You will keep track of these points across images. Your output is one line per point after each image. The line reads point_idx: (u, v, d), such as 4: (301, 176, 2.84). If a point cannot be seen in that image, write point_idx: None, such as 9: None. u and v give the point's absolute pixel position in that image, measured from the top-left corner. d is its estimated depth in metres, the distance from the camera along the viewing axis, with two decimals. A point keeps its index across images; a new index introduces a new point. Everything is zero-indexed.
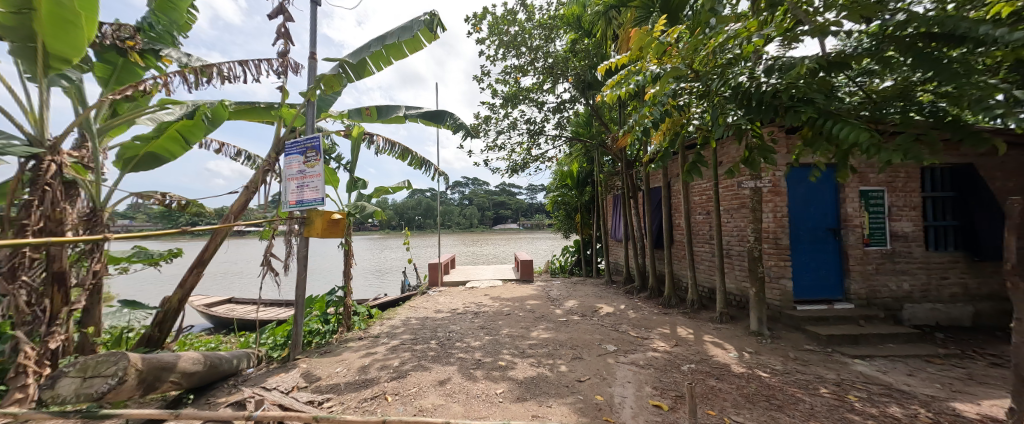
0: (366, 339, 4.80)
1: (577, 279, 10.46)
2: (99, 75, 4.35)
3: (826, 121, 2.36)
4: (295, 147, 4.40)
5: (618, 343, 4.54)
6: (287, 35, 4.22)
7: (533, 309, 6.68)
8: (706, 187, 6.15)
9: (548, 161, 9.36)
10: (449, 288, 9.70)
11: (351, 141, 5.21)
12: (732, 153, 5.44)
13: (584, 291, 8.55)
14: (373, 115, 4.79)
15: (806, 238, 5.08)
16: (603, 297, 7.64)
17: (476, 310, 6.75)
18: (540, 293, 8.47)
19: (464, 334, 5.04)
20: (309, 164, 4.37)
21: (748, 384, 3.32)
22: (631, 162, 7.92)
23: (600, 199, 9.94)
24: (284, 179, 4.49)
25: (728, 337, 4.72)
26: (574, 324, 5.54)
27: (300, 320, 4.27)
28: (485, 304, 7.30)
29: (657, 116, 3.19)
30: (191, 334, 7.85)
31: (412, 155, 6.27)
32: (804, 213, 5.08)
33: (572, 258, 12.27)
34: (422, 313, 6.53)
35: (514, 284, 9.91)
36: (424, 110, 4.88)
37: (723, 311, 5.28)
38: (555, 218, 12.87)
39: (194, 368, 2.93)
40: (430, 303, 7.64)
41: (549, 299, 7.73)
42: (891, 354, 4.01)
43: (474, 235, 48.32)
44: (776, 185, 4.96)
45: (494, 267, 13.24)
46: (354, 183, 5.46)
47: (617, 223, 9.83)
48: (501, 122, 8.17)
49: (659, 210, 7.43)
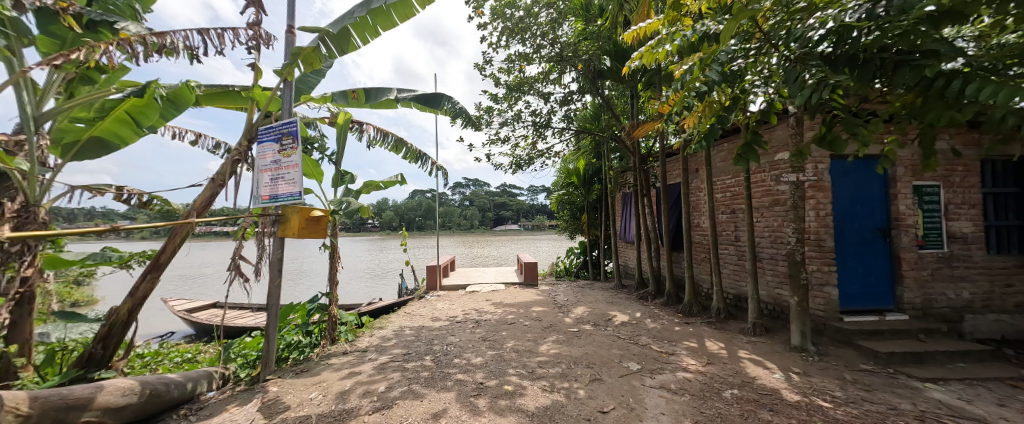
0: (352, 354, 4.19)
1: (585, 283, 9.86)
2: (43, 50, 3.71)
3: (951, 81, 1.75)
4: (269, 133, 3.81)
5: (642, 361, 3.93)
6: (258, 3, 3.64)
7: (539, 317, 6.06)
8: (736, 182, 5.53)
9: (554, 156, 8.78)
10: (448, 292, 9.09)
11: (336, 130, 4.60)
12: (776, 139, 4.92)
13: (594, 296, 7.93)
14: (360, 99, 4.19)
15: (852, 240, 4.47)
16: (615, 303, 7.03)
17: (477, 317, 6.15)
18: (546, 299, 7.85)
19: (464, 347, 4.44)
20: (285, 153, 3.78)
21: (811, 418, 2.70)
22: (645, 157, 7.35)
23: (610, 198, 9.36)
24: (256, 170, 3.89)
25: (767, 353, 4.10)
26: (587, 336, 4.94)
27: (272, 335, 3.66)
28: (487, 311, 6.70)
29: (706, 85, 2.59)
30: (167, 343, 7.23)
31: (407, 147, 5.68)
32: (849, 211, 4.48)
33: (578, 260, 11.65)
34: (418, 322, 5.93)
35: (518, 289, 9.30)
36: (418, 93, 4.29)
37: (757, 321, 4.67)
38: (560, 219, 12.27)
39: (124, 400, 2.34)
40: (427, 310, 7.04)
41: (556, 306, 7.11)
42: (969, 377, 3.39)
43: (474, 236, 47.73)
44: (821, 179, 4.34)
45: (495, 269, 12.65)
46: (342, 176, 4.89)
47: (627, 223, 9.23)
48: (505, 113, 7.57)
49: (676, 209, 6.87)
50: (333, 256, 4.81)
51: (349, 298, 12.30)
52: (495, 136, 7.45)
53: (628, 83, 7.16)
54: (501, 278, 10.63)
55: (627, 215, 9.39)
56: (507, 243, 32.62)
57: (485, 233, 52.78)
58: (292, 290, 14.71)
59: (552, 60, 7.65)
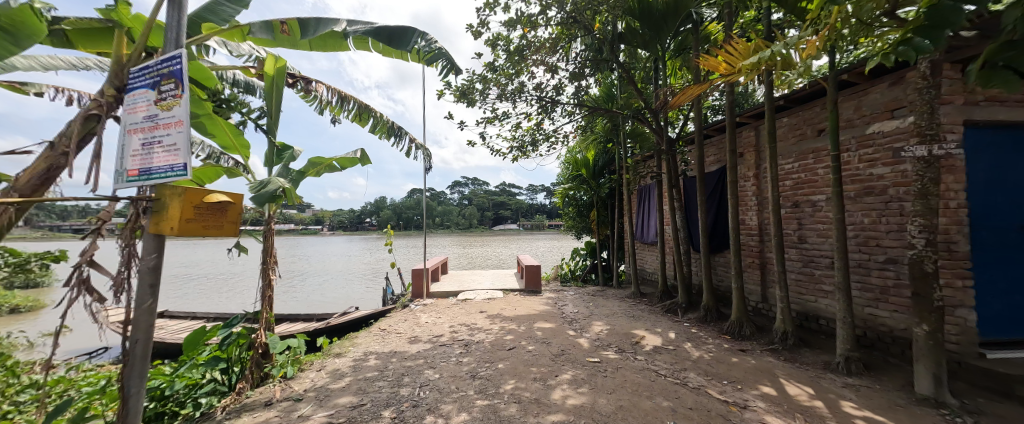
0: (274, 407, 2.85)
1: (595, 290, 8.57)
2: None
3: None
4: (143, 75, 2.44)
5: (705, 421, 2.61)
6: None
7: (546, 339, 4.77)
8: (811, 165, 4.35)
9: (561, 142, 7.49)
10: (437, 301, 7.79)
11: (265, 83, 3.24)
12: (868, 106, 3.77)
13: (609, 307, 6.64)
14: (294, 32, 2.85)
15: (991, 242, 3.17)
16: (638, 318, 5.74)
17: (468, 339, 4.83)
18: (552, 311, 6.56)
19: (443, 393, 3.14)
20: (167, 105, 2.43)
21: None
22: (674, 140, 6.08)
23: (625, 192, 8.07)
24: (124, 131, 2.50)
25: (886, 407, 2.78)
26: (613, 370, 3.64)
27: (134, 387, 2.29)
28: (481, 328, 5.38)
29: None
30: (86, 364, 5.89)
31: (376, 118, 4.36)
32: (987, 201, 3.17)
33: (585, 263, 10.36)
34: (390, 345, 4.60)
35: (518, 297, 7.99)
36: (380, 25, 2.95)
37: (851, 355, 3.37)
38: (565, 217, 10.99)
39: None
40: (406, 326, 5.72)
41: (565, 321, 5.80)
42: None
43: (472, 236, 46.34)
44: (957, 154, 3.04)
45: (492, 272, 11.36)
46: (279, 151, 3.54)
47: (648, 221, 7.95)
48: (504, 85, 6.27)
49: (713, 201, 5.61)
50: (266, 263, 3.45)
51: (328, 305, 10.96)
52: (492, 114, 6.13)
53: (654, 50, 5.86)
54: (499, 283, 9.32)
55: (647, 211, 8.08)
56: (506, 242, 31.31)
57: (483, 232, 51.41)
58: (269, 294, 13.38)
59: (563, 23, 6.33)
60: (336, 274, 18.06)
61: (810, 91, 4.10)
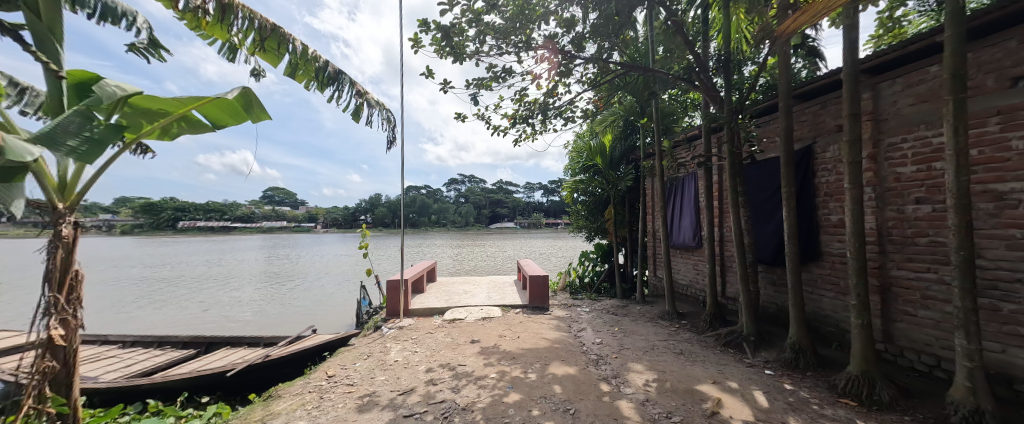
0: None
1: (616, 306, 6.92)
2: None
3: None
4: None
5: None
6: None
7: (567, 404, 3.08)
8: (992, 135, 2.77)
9: (573, 119, 5.85)
10: (416, 322, 6.11)
11: None
12: None
13: (642, 335, 5.00)
14: None
15: None
16: (690, 358, 4.10)
17: (449, 402, 3.15)
18: (568, 341, 4.90)
19: None
20: None
21: None
22: (739, 111, 4.41)
23: (659, 182, 6.29)
24: None
25: None
26: None
27: None
28: (472, 378, 3.70)
29: None
30: None
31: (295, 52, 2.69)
32: None
33: (599, 269, 8.73)
34: (324, 417, 2.93)
35: (521, 316, 6.32)
36: None
37: None
38: (572, 216, 9.31)
39: None
40: (365, 370, 4.03)
41: (589, 361, 4.14)
42: None
43: (467, 235, 44.58)
44: None
45: (488, 280, 9.66)
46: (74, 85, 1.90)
47: (688, 220, 6.25)
48: (504, 36, 4.59)
49: (802, 171, 4.18)
50: (50, 306, 1.94)
51: (293, 320, 9.27)
52: (488, 74, 4.46)
53: None
54: (496, 296, 7.64)
55: (684, 208, 6.44)
56: (504, 241, 29.71)
57: (479, 231, 49.75)
58: (232, 305, 11.63)
59: None
60: (315, 278, 16.31)
61: (1013, 12, 2.53)
